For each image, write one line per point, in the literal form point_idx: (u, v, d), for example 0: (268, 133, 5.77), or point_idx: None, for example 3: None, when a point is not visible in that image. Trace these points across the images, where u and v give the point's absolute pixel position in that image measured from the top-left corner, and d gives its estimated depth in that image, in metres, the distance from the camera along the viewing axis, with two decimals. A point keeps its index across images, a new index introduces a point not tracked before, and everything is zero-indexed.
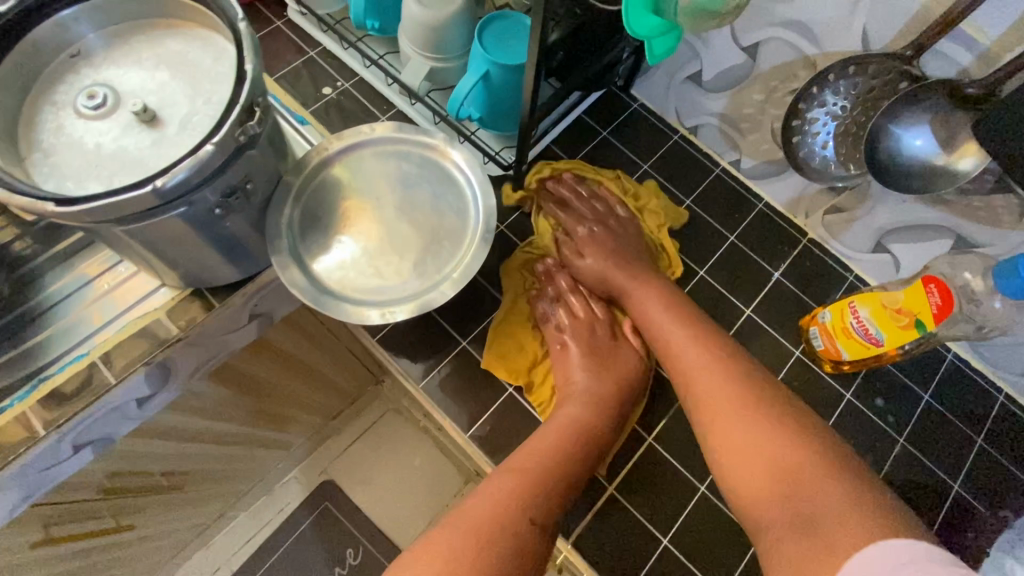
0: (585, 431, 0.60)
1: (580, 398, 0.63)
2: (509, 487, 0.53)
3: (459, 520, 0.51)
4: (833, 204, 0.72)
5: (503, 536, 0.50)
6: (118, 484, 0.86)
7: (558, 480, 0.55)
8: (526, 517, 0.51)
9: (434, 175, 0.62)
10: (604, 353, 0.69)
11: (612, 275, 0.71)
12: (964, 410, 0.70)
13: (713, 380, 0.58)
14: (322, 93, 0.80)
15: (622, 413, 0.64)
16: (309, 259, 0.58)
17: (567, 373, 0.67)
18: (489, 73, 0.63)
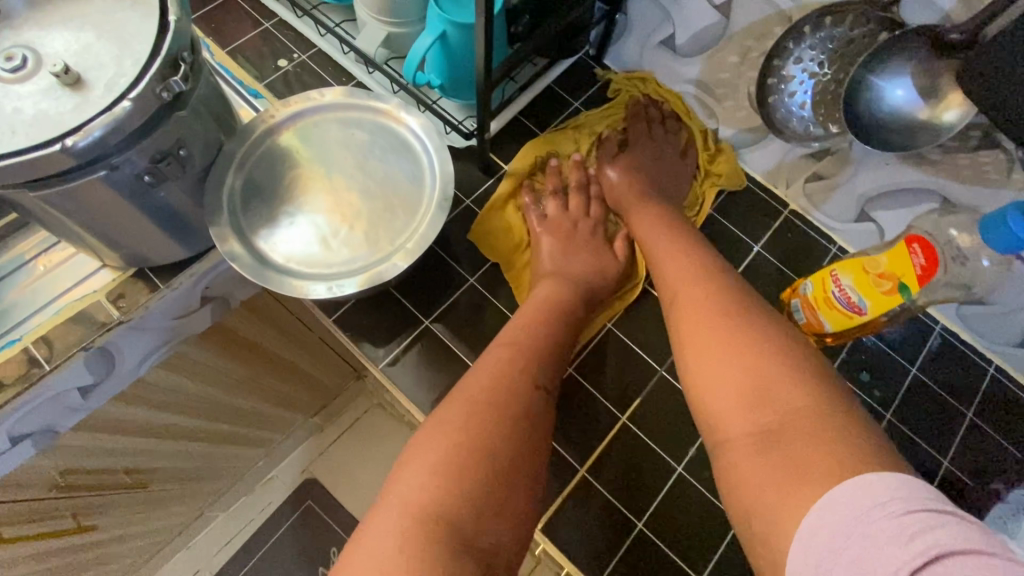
0: (553, 308, 0.60)
1: (554, 276, 0.64)
2: (501, 372, 0.53)
3: (457, 406, 0.50)
4: (814, 170, 0.68)
5: (496, 418, 0.49)
6: (75, 481, 0.82)
7: (526, 376, 0.53)
8: (516, 398, 0.51)
9: (387, 141, 0.59)
10: (592, 247, 0.68)
11: (625, 193, 0.70)
12: (953, 383, 0.67)
13: (699, 292, 0.54)
14: (278, 65, 0.76)
15: (588, 298, 0.64)
16: (252, 232, 0.55)
17: (543, 254, 0.67)
18: (445, 33, 0.59)
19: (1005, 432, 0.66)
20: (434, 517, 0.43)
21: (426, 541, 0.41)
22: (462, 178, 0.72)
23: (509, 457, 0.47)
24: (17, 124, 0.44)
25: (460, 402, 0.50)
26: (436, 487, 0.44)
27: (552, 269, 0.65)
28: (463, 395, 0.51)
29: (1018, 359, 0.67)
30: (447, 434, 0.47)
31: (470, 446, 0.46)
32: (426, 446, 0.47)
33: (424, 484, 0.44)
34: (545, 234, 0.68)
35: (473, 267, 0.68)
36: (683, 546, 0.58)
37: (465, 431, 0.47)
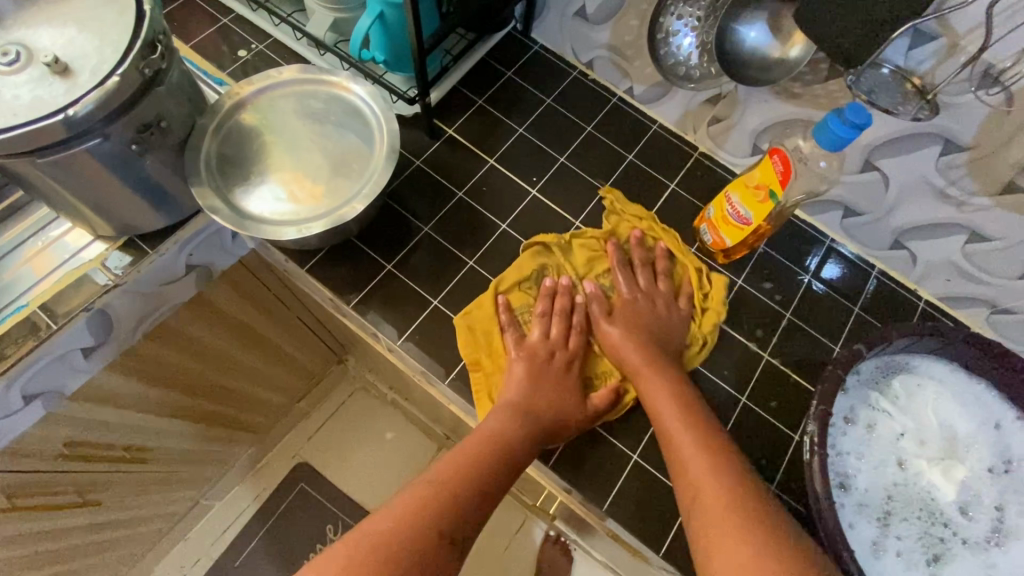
0: (497, 443, 0.61)
1: (522, 412, 0.64)
2: (428, 511, 0.53)
3: (371, 543, 0.50)
4: (712, 115, 0.80)
5: (412, 562, 0.49)
6: (80, 452, 0.86)
7: (443, 519, 0.53)
8: (434, 552, 0.51)
9: (340, 109, 0.68)
10: (565, 387, 0.67)
11: (624, 352, 0.68)
12: (841, 285, 0.80)
13: (710, 499, 0.53)
14: (237, 55, 0.85)
15: (546, 432, 0.64)
16: (228, 189, 0.64)
17: (513, 386, 0.67)
18: (384, 14, 0.69)
19: (885, 320, 0.78)
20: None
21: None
22: (412, 143, 0.81)
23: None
24: (17, 106, 0.51)
25: (380, 535, 0.51)
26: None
27: (520, 401, 0.65)
28: (381, 527, 0.51)
29: (893, 261, 0.79)
30: (360, 563, 0.48)
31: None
32: (335, 566, 0.48)
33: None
34: (520, 363, 0.68)
35: (427, 219, 0.78)
36: (620, 430, 0.70)
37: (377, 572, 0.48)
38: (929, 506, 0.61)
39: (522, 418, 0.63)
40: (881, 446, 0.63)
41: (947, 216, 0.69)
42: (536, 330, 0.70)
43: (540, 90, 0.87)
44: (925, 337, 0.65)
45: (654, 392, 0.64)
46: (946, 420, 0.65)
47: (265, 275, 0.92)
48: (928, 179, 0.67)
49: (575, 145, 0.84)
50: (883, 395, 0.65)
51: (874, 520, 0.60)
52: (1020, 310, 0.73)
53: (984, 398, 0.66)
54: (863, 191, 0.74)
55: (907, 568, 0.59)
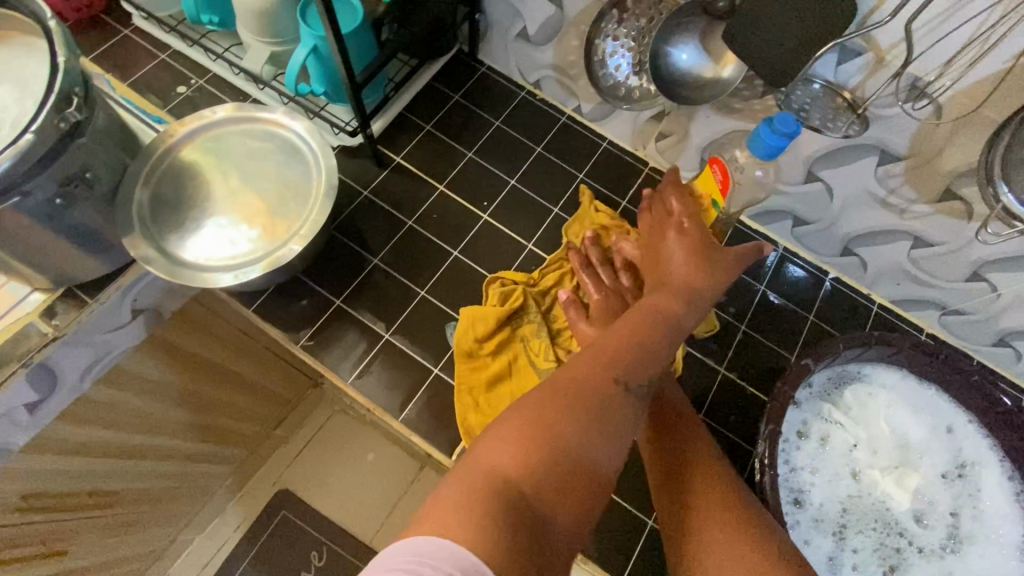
0: (668, 325, 0.53)
1: (683, 288, 0.57)
2: (618, 369, 0.47)
3: (559, 391, 0.43)
4: (659, 131, 0.80)
5: (604, 422, 0.43)
6: (37, 504, 0.78)
7: (616, 409, 0.44)
8: (622, 406, 0.44)
9: (279, 146, 0.68)
10: (721, 270, 0.60)
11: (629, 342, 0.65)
12: (795, 294, 0.81)
13: (727, 538, 0.50)
14: (177, 92, 0.83)
15: (689, 313, 0.56)
16: (161, 235, 0.62)
17: (671, 265, 0.60)
18: (318, 47, 0.68)
19: (839, 326, 0.79)
20: (517, 488, 0.37)
21: (499, 500, 0.36)
22: (358, 173, 0.80)
23: (604, 464, 0.41)
24: None
25: (561, 394, 0.43)
26: (528, 455, 0.39)
27: (670, 277, 0.59)
28: (571, 386, 0.44)
29: (845, 267, 0.80)
30: (553, 412, 0.41)
31: (557, 433, 0.40)
32: (519, 417, 0.41)
33: (514, 452, 0.39)
34: (678, 241, 0.61)
35: (376, 250, 0.77)
36: None
37: (566, 427, 0.41)
38: (884, 517, 0.61)
39: (675, 291, 0.57)
40: (835, 459, 0.63)
41: (891, 223, 0.70)
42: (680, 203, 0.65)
43: (488, 112, 0.86)
44: (871, 346, 0.65)
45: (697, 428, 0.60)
46: (898, 428, 0.65)
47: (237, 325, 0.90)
48: (869, 189, 0.67)
49: (526, 166, 0.84)
50: (835, 407, 0.65)
51: (829, 534, 0.60)
52: (969, 311, 0.73)
53: (935, 402, 0.66)
54: (809, 201, 0.74)
55: None
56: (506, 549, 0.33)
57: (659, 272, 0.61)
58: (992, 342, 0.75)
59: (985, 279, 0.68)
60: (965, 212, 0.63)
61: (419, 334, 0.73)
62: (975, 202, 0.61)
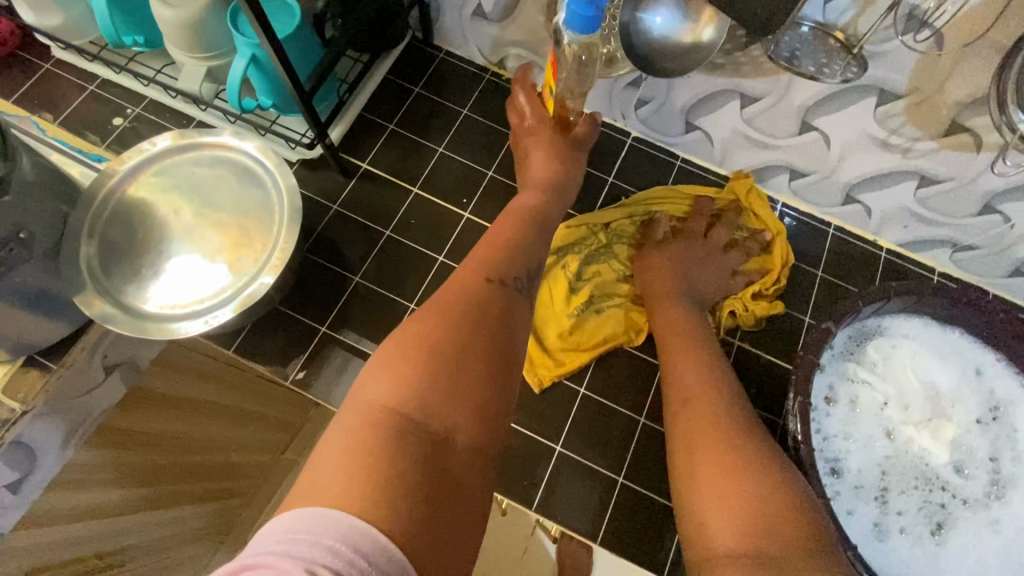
0: (541, 216, 0.61)
1: (539, 186, 0.65)
2: (494, 269, 0.51)
3: (437, 309, 0.45)
4: (638, 98, 0.75)
5: (476, 321, 0.46)
6: None
7: (491, 292, 0.49)
8: (495, 299, 0.49)
9: (232, 170, 0.62)
10: (574, 154, 0.67)
11: (653, 283, 0.69)
12: (801, 252, 0.78)
13: (702, 397, 0.54)
14: (113, 124, 0.76)
15: (557, 192, 0.65)
16: (118, 289, 0.57)
17: (529, 163, 0.67)
18: (256, 56, 0.61)
19: (849, 278, 0.77)
20: (401, 416, 0.38)
21: (390, 432, 0.37)
22: (324, 186, 0.75)
23: (489, 364, 0.44)
24: None
25: (433, 309, 0.46)
26: (404, 382, 0.40)
27: (531, 177, 0.66)
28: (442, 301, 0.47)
29: (848, 216, 0.77)
30: (434, 324, 0.44)
31: (434, 347, 0.42)
32: (396, 346, 0.42)
33: (394, 383, 0.40)
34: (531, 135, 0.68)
35: (358, 267, 0.71)
36: (599, 452, 0.67)
37: (443, 340, 0.43)
38: (923, 473, 0.58)
39: (534, 187, 0.65)
40: (868, 420, 0.60)
41: (895, 164, 0.66)
42: (524, 99, 0.69)
43: (454, 101, 0.80)
44: (892, 299, 0.61)
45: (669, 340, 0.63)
46: (925, 377, 0.62)
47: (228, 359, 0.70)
48: (867, 133, 0.63)
49: (502, 154, 0.78)
50: (860, 365, 0.62)
51: (871, 501, 0.57)
52: (981, 245, 0.70)
53: (960, 346, 0.64)
54: (805, 152, 0.70)
55: (913, 544, 0.56)
56: (406, 482, 0.35)
57: (524, 168, 0.68)
58: (1008, 273, 0.72)
59: (998, 210, 0.65)
60: (973, 143, 0.59)
61: None
62: (984, 131, 0.57)
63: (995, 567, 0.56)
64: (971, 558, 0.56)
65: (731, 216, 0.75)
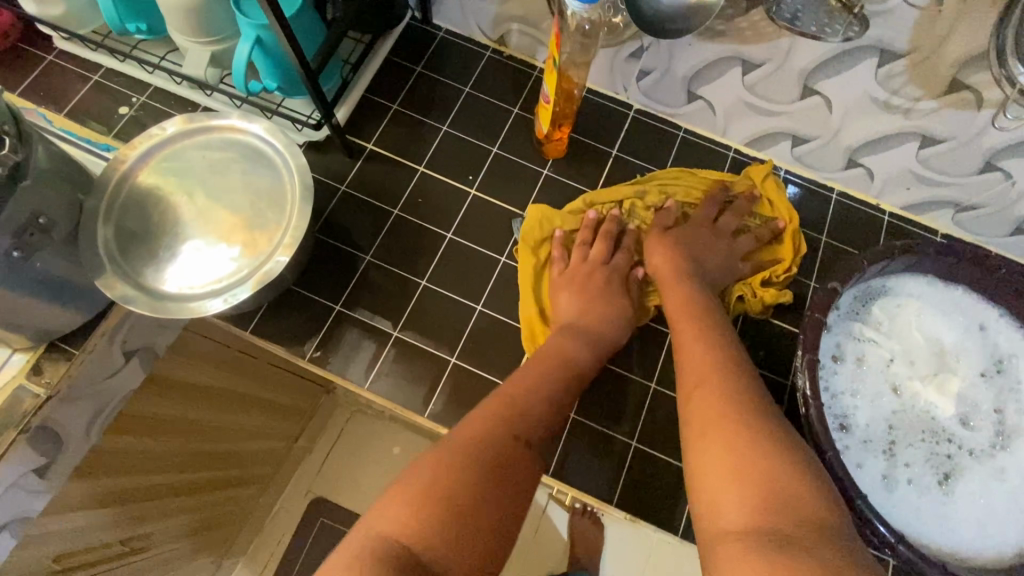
0: (568, 361, 0.61)
1: (575, 330, 0.64)
2: (525, 423, 0.53)
3: (463, 451, 0.48)
4: (640, 69, 0.75)
5: (497, 469, 0.48)
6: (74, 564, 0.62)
7: (514, 438, 0.51)
8: (526, 464, 0.50)
9: (242, 153, 0.63)
10: (623, 320, 0.67)
11: (660, 271, 0.68)
12: (806, 218, 0.78)
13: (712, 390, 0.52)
14: (119, 113, 0.77)
15: (598, 352, 0.64)
16: (138, 272, 0.58)
17: (575, 307, 0.67)
18: (260, 38, 0.62)
19: (853, 242, 0.78)
20: (408, 550, 0.41)
21: (386, 559, 0.40)
22: (331, 168, 0.75)
23: (492, 492, 0.46)
24: None
25: (462, 452, 0.48)
26: (413, 518, 0.43)
27: (569, 320, 0.66)
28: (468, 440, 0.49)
29: (850, 180, 0.77)
30: (447, 464, 0.46)
31: (447, 490, 0.45)
32: (411, 481, 0.46)
33: (406, 520, 0.43)
34: (586, 285, 0.68)
35: (368, 246, 0.72)
36: (612, 418, 0.69)
37: (471, 493, 0.45)
38: (931, 426, 0.60)
39: (574, 334, 0.64)
40: (874, 377, 0.61)
41: (897, 125, 0.66)
42: (595, 254, 0.70)
43: (456, 79, 0.80)
44: (897, 258, 0.62)
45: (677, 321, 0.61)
46: (931, 335, 0.63)
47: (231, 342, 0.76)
48: (870, 94, 0.64)
49: (506, 130, 0.78)
50: (866, 325, 0.63)
51: (880, 454, 0.58)
52: (984, 205, 0.71)
53: (964, 302, 0.65)
54: (808, 117, 0.71)
55: (921, 495, 0.57)
56: None
57: (569, 309, 0.67)
58: (1011, 230, 0.73)
59: (1000, 168, 0.65)
60: (974, 100, 0.59)
61: (430, 323, 0.70)
62: (985, 88, 0.58)
63: (1001, 514, 0.57)
64: (979, 506, 0.57)
65: (743, 203, 0.74)
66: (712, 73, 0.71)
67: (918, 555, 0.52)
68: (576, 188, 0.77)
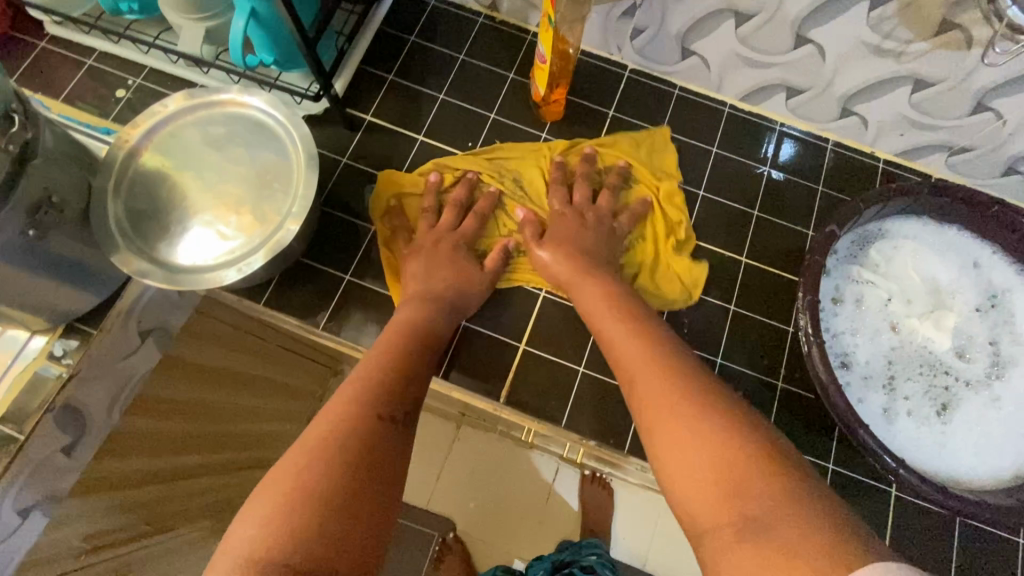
0: (417, 326, 0.60)
1: (416, 299, 0.64)
2: (380, 400, 0.48)
3: (316, 436, 0.43)
4: (633, 27, 0.75)
5: (351, 441, 0.43)
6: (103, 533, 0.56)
7: (377, 403, 0.47)
8: (399, 428, 0.47)
9: (243, 126, 0.63)
10: (472, 285, 0.67)
11: (556, 272, 0.66)
12: (800, 169, 0.79)
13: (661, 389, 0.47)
14: (116, 96, 0.77)
15: (447, 312, 0.64)
16: (151, 248, 0.59)
17: (417, 275, 0.67)
18: (255, 10, 0.62)
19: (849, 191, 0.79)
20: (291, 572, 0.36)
21: None
22: (332, 141, 0.76)
23: (368, 473, 0.42)
24: None
25: (312, 435, 0.44)
26: (280, 531, 0.38)
27: (410, 290, 0.66)
28: (321, 424, 0.45)
29: (844, 129, 0.78)
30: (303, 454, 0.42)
31: (312, 485, 0.40)
32: (271, 487, 0.40)
33: (263, 530, 0.38)
34: (432, 264, 0.67)
35: (372, 216, 0.73)
36: None
37: (320, 475, 0.40)
38: (928, 360, 0.62)
39: (413, 300, 0.64)
40: (873, 316, 0.63)
41: (889, 70, 0.67)
42: (444, 220, 0.70)
43: (449, 47, 0.80)
44: (891, 200, 0.64)
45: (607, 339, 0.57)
46: (927, 274, 0.65)
47: (243, 325, 0.70)
48: (862, 39, 0.64)
49: (502, 96, 0.79)
50: (863, 267, 0.65)
51: (880, 389, 0.61)
52: (975, 146, 0.72)
53: (958, 240, 0.66)
54: (801, 67, 0.71)
55: (919, 425, 0.60)
56: None
57: (419, 275, 0.67)
58: (1001, 172, 0.75)
59: (990, 108, 0.66)
60: (964, 40, 0.60)
61: None
62: (974, 26, 0.59)
63: (997, 440, 0.59)
64: (975, 432, 0.60)
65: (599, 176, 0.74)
66: (707, 25, 0.71)
67: (917, 477, 0.54)
68: None
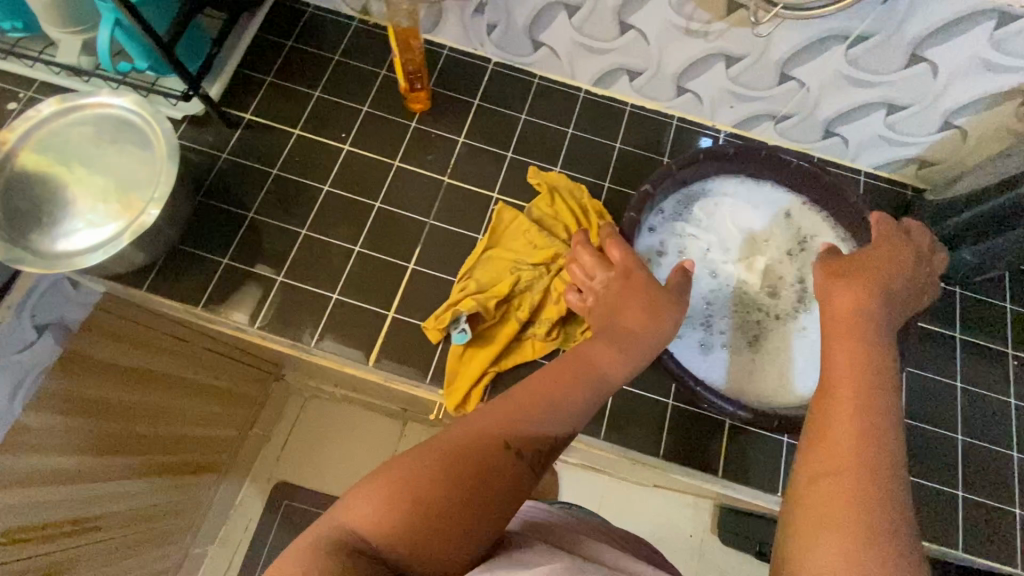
0: (599, 369, 0.53)
1: (603, 346, 0.55)
2: (515, 427, 0.47)
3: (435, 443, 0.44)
4: (487, 24, 0.84)
5: (475, 453, 0.44)
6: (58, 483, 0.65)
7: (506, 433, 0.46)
8: (511, 467, 0.45)
9: (113, 125, 0.69)
10: (660, 320, 0.57)
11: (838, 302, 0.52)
12: (649, 141, 0.87)
13: (840, 498, 0.39)
14: (7, 109, 0.81)
15: (633, 346, 0.56)
16: (24, 237, 0.64)
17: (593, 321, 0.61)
18: (120, 20, 0.67)
19: None
20: (362, 543, 0.39)
21: (333, 551, 0.37)
22: (211, 140, 0.82)
23: (476, 486, 0.42)
24: None
25: (446, 439, 0.45)
26: (384, 509, 0.40)
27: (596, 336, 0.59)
28: (454, 433, 0.45)
29: (684, 105, 0.87)
30: (420, 457, 0.43)
31: (418, 491, 0.41)
32: (385, 476, 0.42)
33: (374, 506, 0.40)
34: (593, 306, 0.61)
35: (250, 205, 0.79)
36: None
37: (428, 468, 0.42)
38: (742, 301, 0.70)
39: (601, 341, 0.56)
40: (693, 264, 0.71)
41: (704, 48, 0.76)
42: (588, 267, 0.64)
43: (326, 49, 0.88)
44: (704, 161, 0.72)
45: (828, 399, 0.45)
46: (743, 225, 0.73)
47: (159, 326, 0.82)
48: (672, 21, 0.74)
49: (375, 90, 0.86)
50: (686, 222, 0.73)
51: (698, 326, 0.69)
52: (794, 113, 0.82)
53: (772, 194, 0.74)
54: (633, 51, 0.80)
55: (731, 355, 0.68)
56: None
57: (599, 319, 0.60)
58: (821, 135, 0.84)
59: (793, 77, 0.76)
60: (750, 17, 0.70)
61: (311, 267, 0.77)
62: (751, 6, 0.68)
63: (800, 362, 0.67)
64: (784, 358, 0.68)
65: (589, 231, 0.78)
66: (545, 18, 0.80)
67: (713, 395, 0.62)
68: (443, 137, 0.85)
